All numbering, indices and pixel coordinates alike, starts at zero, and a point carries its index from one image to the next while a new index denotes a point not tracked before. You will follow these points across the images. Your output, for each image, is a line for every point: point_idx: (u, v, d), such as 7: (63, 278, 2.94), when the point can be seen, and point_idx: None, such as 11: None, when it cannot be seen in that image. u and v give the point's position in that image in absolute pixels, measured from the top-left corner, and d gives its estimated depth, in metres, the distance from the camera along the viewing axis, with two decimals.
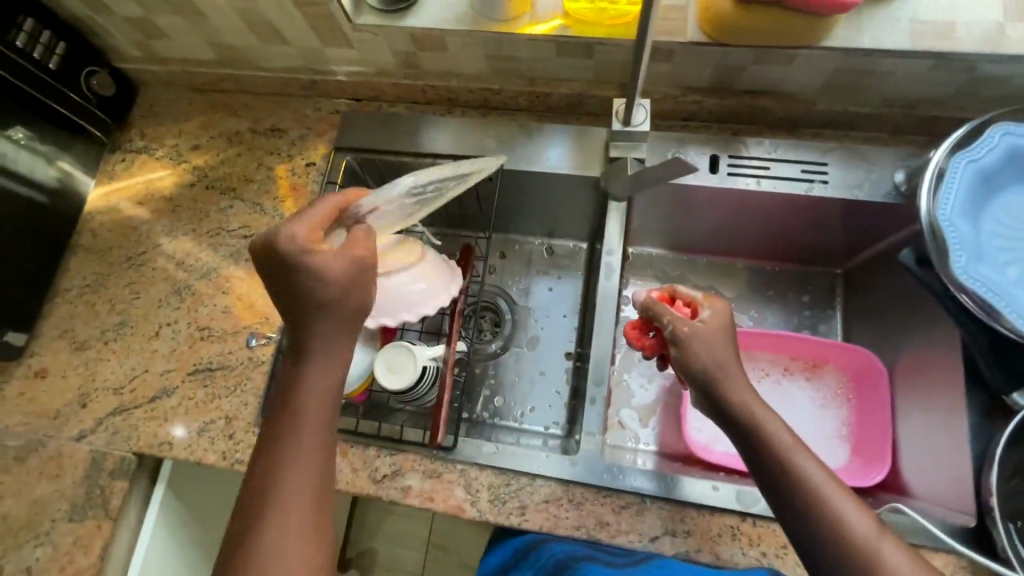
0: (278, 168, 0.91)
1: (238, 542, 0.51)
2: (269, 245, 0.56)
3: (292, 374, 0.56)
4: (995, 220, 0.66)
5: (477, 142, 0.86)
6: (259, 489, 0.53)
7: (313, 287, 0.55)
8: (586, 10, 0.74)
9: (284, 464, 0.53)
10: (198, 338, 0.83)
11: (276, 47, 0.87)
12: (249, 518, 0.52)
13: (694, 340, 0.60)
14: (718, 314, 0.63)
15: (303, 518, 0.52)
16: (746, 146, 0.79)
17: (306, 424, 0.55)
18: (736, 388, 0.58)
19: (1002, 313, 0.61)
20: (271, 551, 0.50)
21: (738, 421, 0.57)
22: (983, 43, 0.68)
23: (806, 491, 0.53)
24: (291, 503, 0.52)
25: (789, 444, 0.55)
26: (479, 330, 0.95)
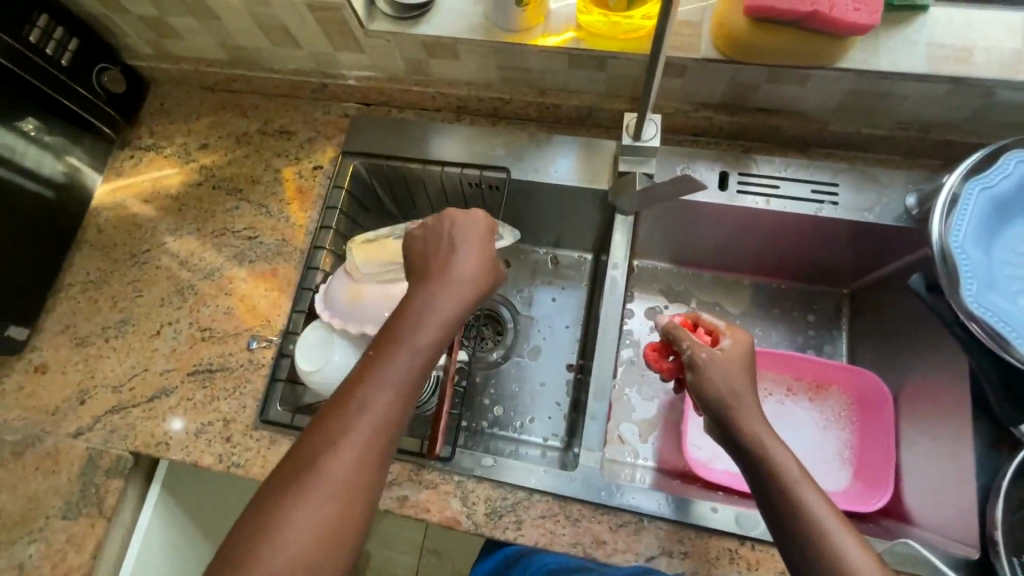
0: (286, 170, 0.90)
1: (297, 463, 0.50)
2: (461, 211, 0.65)
3: (403, 324, 0.57)
4: (1008, 248, 0.65)
5: (486, 151, 0.86)
6: (334, 419, 0.52)
7: (461, 276, 0.61)
8: (599, 23, 0.73)
9: (366, 406, 0.52)
10: (199, 338, 0.82)
11: (288, 50, 0.87)
12: (315, 444, 0.51)
13: (710, 366, 0.61)
14: (739, 343, 0.64)
15: (363, 467, 0.51)
16: (755, 163, 0.79)
17: (398, 376, 0.54)
18: (748, 418, 0.58)
19: (1011, 342, 0.60)
20: (325, 485, 0.49)
21: (745, 449, 0.57)
22: (999, 69, 0.67)
23: (809, 525, 0.51)
24: (358, 447, 0.51)
25: (796, 475, 0.54)
26: (480, 338, 0.94)
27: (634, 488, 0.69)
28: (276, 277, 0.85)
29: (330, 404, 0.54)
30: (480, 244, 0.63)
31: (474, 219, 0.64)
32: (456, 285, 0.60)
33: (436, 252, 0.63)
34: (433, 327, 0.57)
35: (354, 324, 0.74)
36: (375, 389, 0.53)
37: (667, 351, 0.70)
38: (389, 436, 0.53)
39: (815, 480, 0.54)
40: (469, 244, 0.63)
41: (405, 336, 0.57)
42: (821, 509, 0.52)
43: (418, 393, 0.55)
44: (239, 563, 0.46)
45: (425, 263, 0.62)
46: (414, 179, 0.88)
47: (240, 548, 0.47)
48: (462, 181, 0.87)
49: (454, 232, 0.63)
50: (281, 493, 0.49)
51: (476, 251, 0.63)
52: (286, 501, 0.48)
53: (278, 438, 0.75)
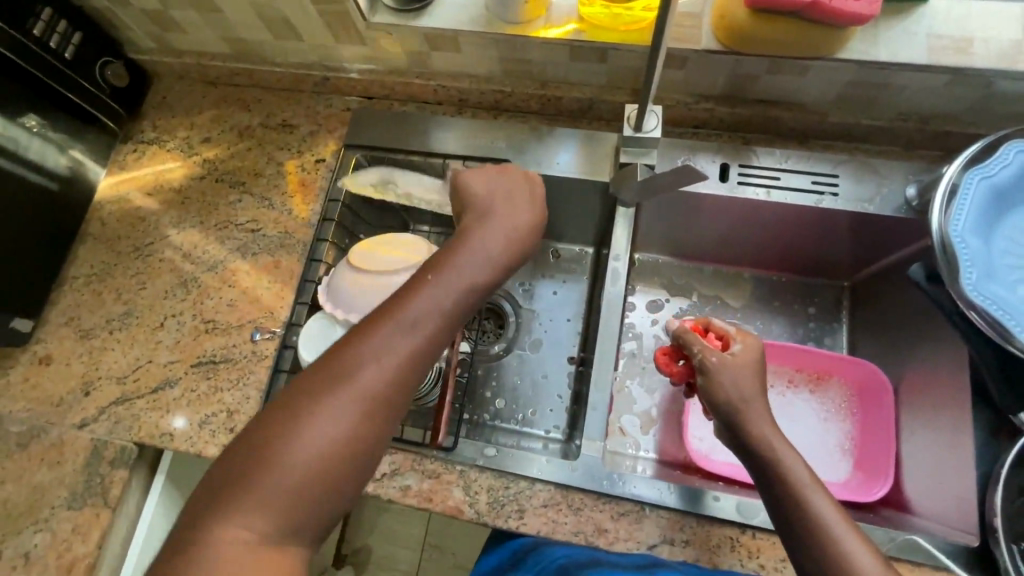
0: (288, 163, 0.91)
1: (329, 368, 0.50)
2: (522, 173, 0.66)
3: (453, 261, 0.57)
4: (1008, 238, 0.65)
5: (487, 143, 0.86)
6: (370, 335, 0.51)
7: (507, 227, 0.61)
8: (600, 14, 0.73)
9: (407, 327, 0.52)
10: (203, 330, 0.83)
11: (290, 43, 0.87)
12: (350, 354, 0.50)
13: (720, 370, 0.62)
14: (749, 350, 0.64)
15: (395, 387, 0.50)
16: (756, 155, 0.79)
17: (442, 306, 0.53)
18: (757, 421, 0.59)
19: (1012, 332, 0.60)
20: (353, 398, 0.48)
21: (753, 453, 0.58)
22: (998, 60, 0.67)
23: (816, 531, 0.52)
24: (393, 365, 0.50)
25: (805, 481, 0.54)
26: (482, 331, 0.95)
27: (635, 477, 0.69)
28: (279, 269, 0.85)
29: (370, 318, 0.53)
30: (531, 199, 0.65)
31: (527, 179, 0.66)
32: (507, 231, 0.61)
33: (496, 203, 0.63)
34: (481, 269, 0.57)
35: (356, 315, 0.75)
36: (417, 316, 0.52)
37: (677, 354, 0.70)
38: (424, 362, 0.52)
39: (824, 487, 0.55)
40: (522, 201, 0.64)
41: (454, 270, 0.56)
42: (829, 515, 0.52)
43: (458, 328, 0.55)
44: (259, 451, 0.46)
45: (480, 206, 0.63)
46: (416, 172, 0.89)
47: (265, 429, 0.47)
48: None
49: (511, 187, 0.64)
50: (308, 394, 0.48)
51: (527, 203, 0.64)
52: (314, 405, 0.48)
53: None
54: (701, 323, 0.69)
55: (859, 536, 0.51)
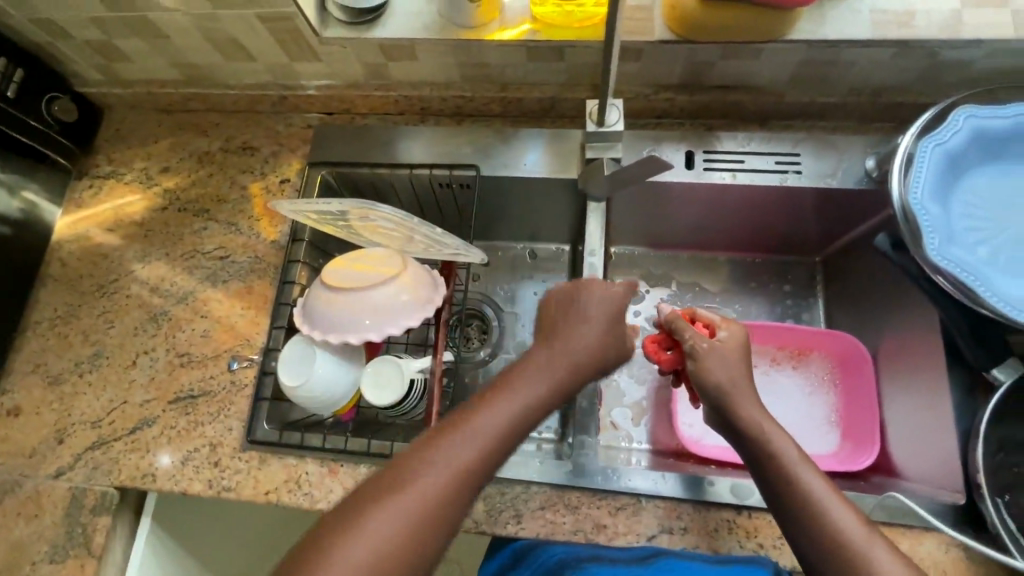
0: (252, 187, 0.89)
1: (396, 469, 0.52)
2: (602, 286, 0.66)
3: (524, 378, 0.59)
4: (963, 202, 0.67)
5: (455, 150, 0.85)
6: (432, 446, 0.53)
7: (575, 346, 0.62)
8: (553, 14, 0.73)
9: (471, 435, 0.54)
10: (177, 364, 0.81)
11: (242, 64, 0.85)
12: (419, 456, 0.53)
13: (710, 355, 0.62)
14: (735, 336, 0.65)
15: (457, 494, 0.52)
16: (718, 140, 0.80)
17: (507, 419, 0.56)
18: (746, 404, 0.60)
19: (979, 294, 0.62)
20: (412, 503, 0.50)
21: (743, 433, 0.59)
22: (941, 30, 0.68)
23: (810, 504, 0.52)
24: (457, 470, 0.52)
25: (796, 459, 0.55)
26: (467, 338, 0.96)
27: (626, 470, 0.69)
28: (252, 294, 0.83)
29: (438, 427, 0.56)
30: (613, 323, 0.65)
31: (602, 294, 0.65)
32: (574, 355, 0.62)
33: (562, 323, 0.64)
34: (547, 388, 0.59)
35: (335, 335, 0.73)
36: (486, 431, 0.55)
37: (665, 343, 0.70)
38: (485, 470, 0.54)
39: (815, 465, 0.55)
40: (594, 319, 0.64)
41: (516, 387, 0.58)
42: (821, 490, 0.53)
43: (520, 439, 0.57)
44: (312, 552, 0.48)
45: (551, 331, 0.64)
46: (383, 183, 0.88)
47: (327, 530, 0.49)
48: (432, 183, 0.86)
49: (584, 302, 0.65)
50: (371, 499, 0.50)
51: (599, 324, 0.64)
52: (374, 510, 0.49)
53: (268, 457, 0.75)
54: (689, 314, 0.70)
55: (853, 511, 0.52)
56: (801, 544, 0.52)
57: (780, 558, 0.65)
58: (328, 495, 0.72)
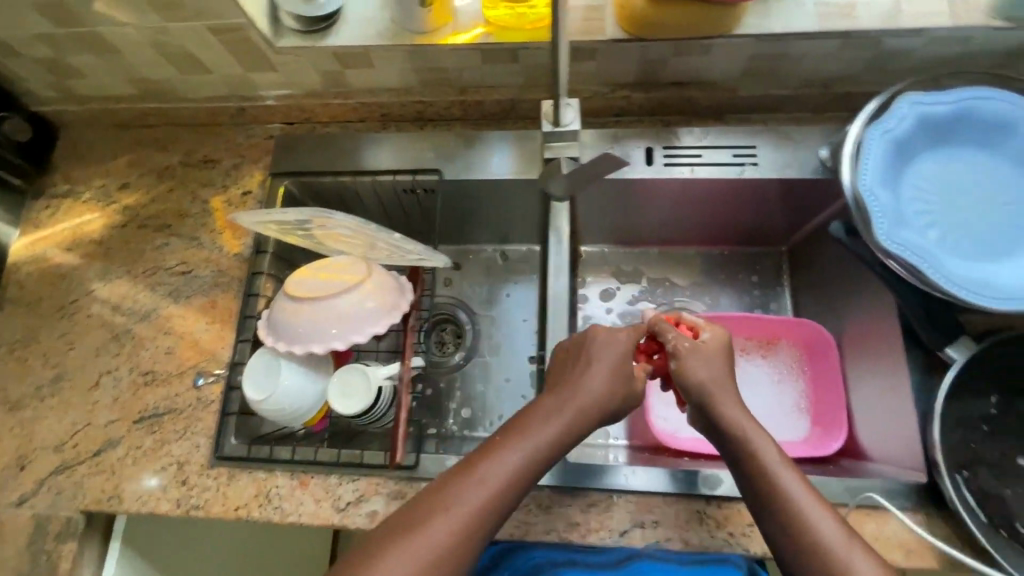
0: (214, 200, 0.88)
1: (408, 516, 0.54)
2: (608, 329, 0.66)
3: (534, 424, 0.59)
4: (914, 186, 0.68)
5: (417, 155, 0.85)
6: (441, 491, 0.55)
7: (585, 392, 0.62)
8: (506, 16, 0.74)
9: (479, 479, 0.55)
10: (142, 383, 0.79)
11: (197, 77, 0.84)
12: (431, 500, 0.54)
13: (693, 355, 0.63)
14: (718, 338, 0.65)
15: (465, 541, 0.53)
16: (676, 136, 0.81)
17: (517, 466, 0.57)
18: (727, 405, 0.60)
19: (930, 277, 0.63)
20: (420, 548, 0.52)
21: (723, 431, 0.59)
22: (883, 20, 0.69)
23: (787, 503, 0.53)
24: (466, 515, 0.53)
25: (776, 459, 0.56)
26: (441, 344, 0.96)
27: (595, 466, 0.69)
28: (216, 308, 0.82)
29: (450, 471, 0.57)
30: (620, 365, 0.64)
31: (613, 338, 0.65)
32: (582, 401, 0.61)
33: (571, 367, 0.64)
34: (557, 432, 0.59)
35: (299, 346, 0.72)
36: (495, 476, 0.55)
37: (653, 348, 0.69)
38: (493, 517, 0.54)
39: (795, 465, 0.56)
40: (604, 362, 0.63)
41: (527, 431, 0.59)
42: (800, 490, 0.53)
43: (530, 486, 0.57)
44: None
45: (562, 375, 0.64)
46: (348, 192, 0.87)
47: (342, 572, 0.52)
48: (396, 189, 0.86)
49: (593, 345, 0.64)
50: (382, 544, 0.52)
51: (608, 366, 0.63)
52: (384, 555, 0.51)
53: (237, 473, 0.73)
54: (675, 318, 0.70)
55: (831, 512, 0.53)
56: (778, 542, 0.53)
57: (749, 546, 0.66)
58: (299, 508, 0.71)
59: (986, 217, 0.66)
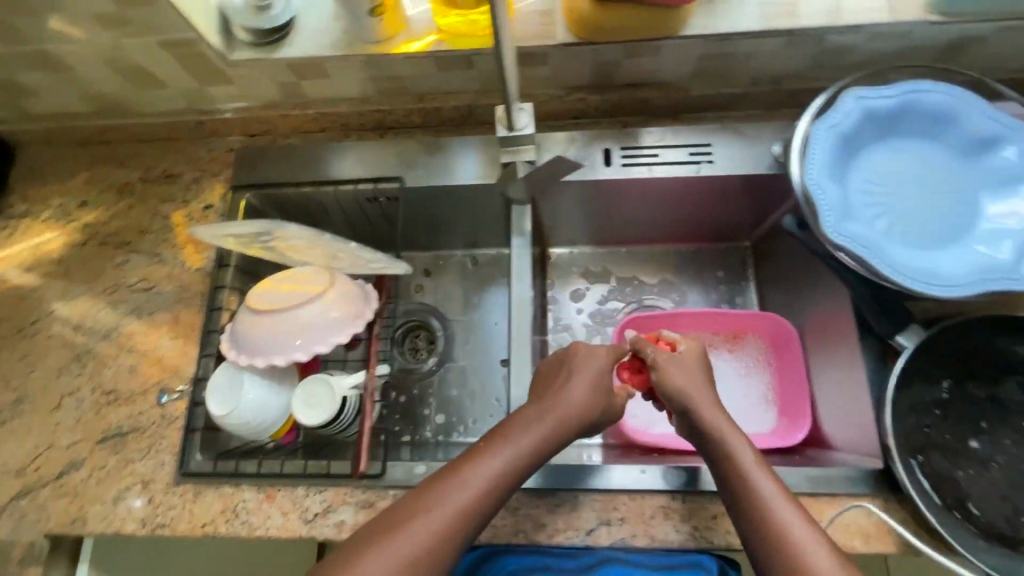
0: (175, 215, 0.88)
1: (389, 519, 0.54)
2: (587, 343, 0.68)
3: (516, 431, 0.60)
4: (861, 178, 0.69)
5: (378, 163, 0.85)
6: (424, 496, 0.55)
7: (571, 400, 0.63)
8: (457, 24, 0.74)
9: (461, 483, 0.56)
10: (104, 403, 0.78)
11: (153, 92, 0.84)
12: (413, 504, 0.55)
13: (671, 364, 0.65)
14: (694, 349, 0.68)
15: (444, 546, 0.53)
16: (633, 136, 0.82)
17: (500, 469, 0.57)
18: (708, 411, 0.61)
19: (877, 267, 0.64)
20: (399, 551, 0.52)
21: (703, 435, 0.61)
22: (824, 17, 0.71)
23: (759, 504, 0.54)
24: (447, 517, 0.54)
25: (751, 461, 0.57)
26: (415, 350, 0.96)
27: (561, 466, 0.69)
28: (179, 324, 0.82)
29: (432, 476, 0.58)
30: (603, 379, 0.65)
31: (594, 349, 0.67)
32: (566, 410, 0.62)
33: (553, 379, 0.65)
34: (538, 439, 0.60)
35: (260, 358, 0.72)
36: (478, 480, 0.56)
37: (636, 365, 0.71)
38: (473, 522, 0.55)
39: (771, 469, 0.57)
40: (584, 374, 0.64)
41: (513, 435, 0.60)
42: (773, 492, 0.54)
43: (512, 491, 0.58)
44: None
45: (546, 384, 0.66)
46: (312, 202, 0.87)
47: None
48: (359, 198, 0.86)
49: (576, 357, 0.66)
50: (361, 551, 0.52)
51: (590, 376, 0.64)
52: (363, 560, 0.52)
53: (202, 489, 0.73)
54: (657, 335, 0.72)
55: (802, 514, 0.53)
56: (750, 542, 0.54)
57: (714, 538, 0.67)
58: (266, 521, 0.71)
59: (931, 211, 0.67)
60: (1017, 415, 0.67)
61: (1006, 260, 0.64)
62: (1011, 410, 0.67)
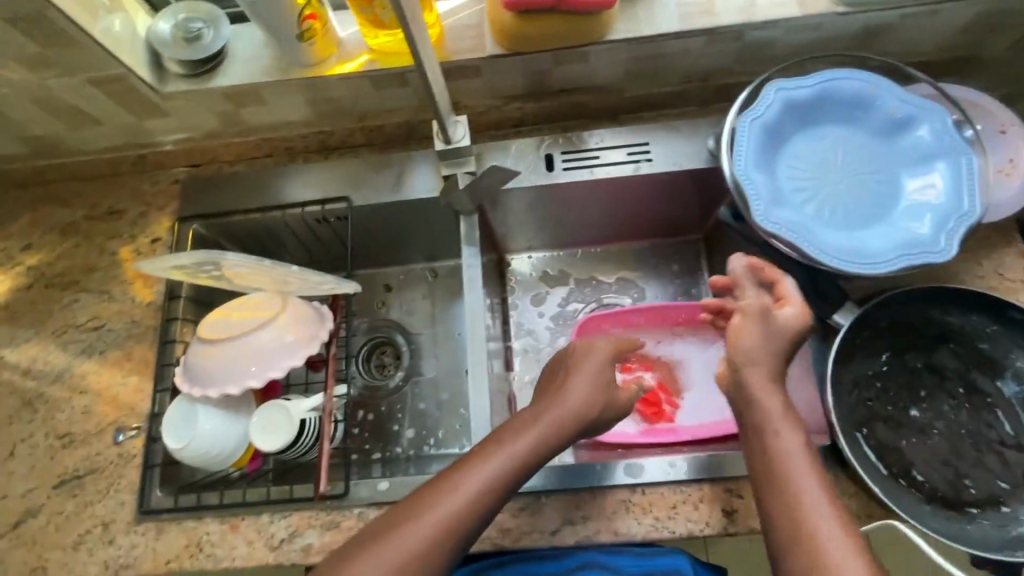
0: (123, 251, 0.87)
1: (378, 528, 0.55)
2: (586, 343, 0.70)
3: (511, 435, 0.61)
4: (788, 166, 0.72)
5: (326, 184, 0.86)
6: (420, 501, 0.56)
7: (577, 393, 0.64)
8: (387, 43, 0.75)
9: (458, 490, 0.56)
10: (59, 447, 0.77)
11: (90, 129, 0.83)
12: (407, 508, 0.55)
13: (747, 322, 0.61)
14: (798, 319, 0.61)
15: (434, 553, 0.53)
16: (573, 140, 0.84)
17: (493, 473, 0.58)
18: (761, 388, 0.58)
19: (806, 250, 0.66)
20: (390, 555, 0.52)
21: (755, 426, 0.57)
22: (740, 15, 0.73)
23: (796, 502, 0.51)
24: (438, 522, 0.54)
25: (790, 458, 0.54)
26: (382, 366, 0.96)
27: (550, 468, 0.70)
28: (132, 360, 0.81)
29: (432, 479, 0.58)
30: (603, 376, 0.66)
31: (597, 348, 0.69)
32: (568, 408, 0.63)
33: (558, 378, 0.67)
34: (532, 444, 0.60)
35: (214, 389, 0.71)
36: (472, 484, 0.56)
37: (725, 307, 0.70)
38: (465, 529, 0.55)
39: (817, 464, 0.53)
40: (583, 373, 0.66)
41: (513, 439, 0.60)
42: (812, 488, 0.51)
43: (508, 496, 0.58)
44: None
45: (556, 384, 0.66)
46: (262, 227, 0.87)
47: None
48: (308, 220, 0.86)
49: (578, 357, 0.68)
50: (354, 554, 0.53)
51: (588, 374, 0.66)
52: (357, 562, 0.52)
53: (164, 525, 0.72)
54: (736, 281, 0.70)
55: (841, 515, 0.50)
56: (770, 534, 0.52)
57: (675, 527, 0.68)
58: (232, 552, 0.70)
59: (856, 192, 0.70)
60: (952, 381, 0.70)
61: (926, 234, 0.66)
62: (946, 376, 0.70)
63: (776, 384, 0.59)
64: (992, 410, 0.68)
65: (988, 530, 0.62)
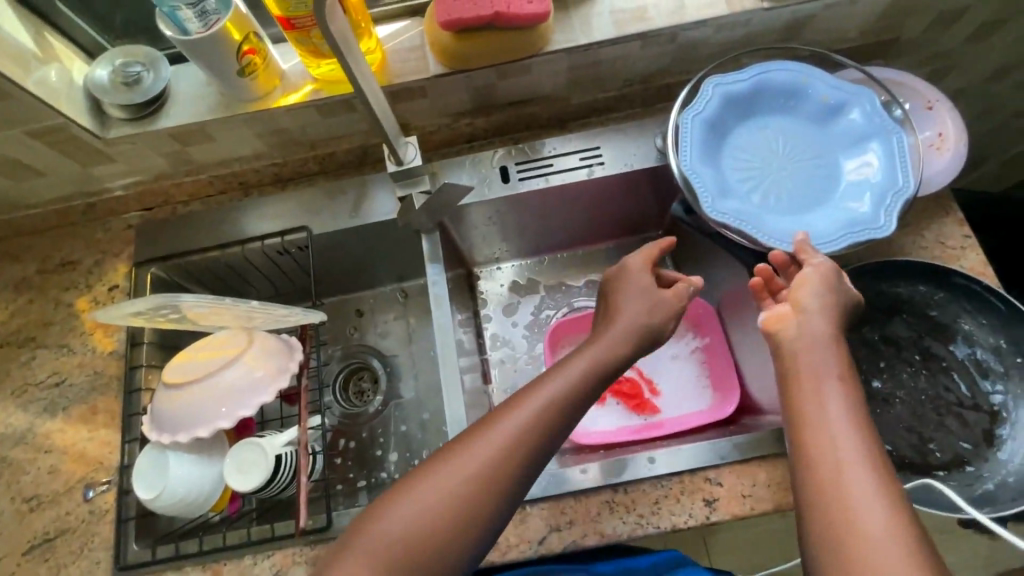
0: (80, 302, 0.85)
1: (426, 467, 0.57)
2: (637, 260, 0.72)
3: (557, 377, 0.62)
4: (732, 158, 0.74)
5: (285, 215, 0.85)
6: (467, 443, 0.57)
7: (631, 310, 0.67)
8: (329, 71, 0.76)
9: (504, 435, 0.57)
10: (26, 511, 0.74)
11: (34, 182, 0.82)
12: (463, 441, 0.57)
13: (813, 272, 0.62)
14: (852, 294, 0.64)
15: (477, 489, 0.55)
16: (526, 151, 0.85)
17: (532, 422, 0.58)
18: (812, 336, 0.58)
19: (756, 238, 0.69)
20: (436, 492, 0.54)
21: (801, 375, 0.56)
22: (670, 17, 0.76)
23: (836, 452, 0.51)
24: (482, 461, 0.56)
25: (837, 413, 0.53)
26: (360, 392, 0.95)
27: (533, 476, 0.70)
28: (97, 414, 0.79)
29: (480, 421, 0.60)
30: (654, 296, 0.69)
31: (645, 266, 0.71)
32: (620, 330, 0.66)
33: (608, 304, 0.70)
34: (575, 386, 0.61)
35: (183, 433, 0.70)
36: (517, 426, 0.58)
37: (775, 281, 0.65)
38: (511, 467, 0.56)
39: (869, 428, 0.53)
40: (634, 293, 0.69)
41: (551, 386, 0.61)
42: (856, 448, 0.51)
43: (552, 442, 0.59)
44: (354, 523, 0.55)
45: (610, 308, 0.70)
46: (222, 263, 0.86)
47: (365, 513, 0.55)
48: (269, 253, 0.85)
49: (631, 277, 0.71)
50: (404, 487, 0.55)
51: (639, 293, 0.69)
52: (407, 496, 0.54)
53: None
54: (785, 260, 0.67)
55: (879, 483, 0.49)
56: (798, 475, 0.52)
57: (660, 522, 0.69)
58: None
59: (798, 177, 0.73)
60: (908, 349, 0.73)
61: (867, 212, 0.69)
62: (902, 345, 0.73)
63: (835, 339, 0.58)
64: (948, 373, 0.71)
65: (955, 490, 0.64)
